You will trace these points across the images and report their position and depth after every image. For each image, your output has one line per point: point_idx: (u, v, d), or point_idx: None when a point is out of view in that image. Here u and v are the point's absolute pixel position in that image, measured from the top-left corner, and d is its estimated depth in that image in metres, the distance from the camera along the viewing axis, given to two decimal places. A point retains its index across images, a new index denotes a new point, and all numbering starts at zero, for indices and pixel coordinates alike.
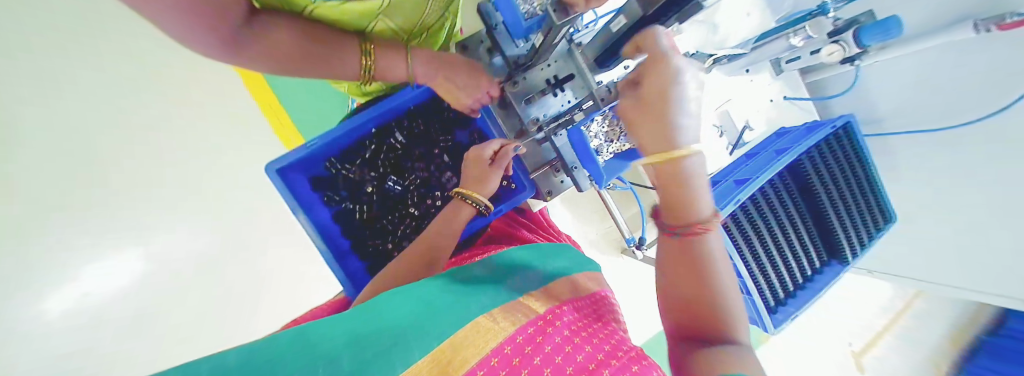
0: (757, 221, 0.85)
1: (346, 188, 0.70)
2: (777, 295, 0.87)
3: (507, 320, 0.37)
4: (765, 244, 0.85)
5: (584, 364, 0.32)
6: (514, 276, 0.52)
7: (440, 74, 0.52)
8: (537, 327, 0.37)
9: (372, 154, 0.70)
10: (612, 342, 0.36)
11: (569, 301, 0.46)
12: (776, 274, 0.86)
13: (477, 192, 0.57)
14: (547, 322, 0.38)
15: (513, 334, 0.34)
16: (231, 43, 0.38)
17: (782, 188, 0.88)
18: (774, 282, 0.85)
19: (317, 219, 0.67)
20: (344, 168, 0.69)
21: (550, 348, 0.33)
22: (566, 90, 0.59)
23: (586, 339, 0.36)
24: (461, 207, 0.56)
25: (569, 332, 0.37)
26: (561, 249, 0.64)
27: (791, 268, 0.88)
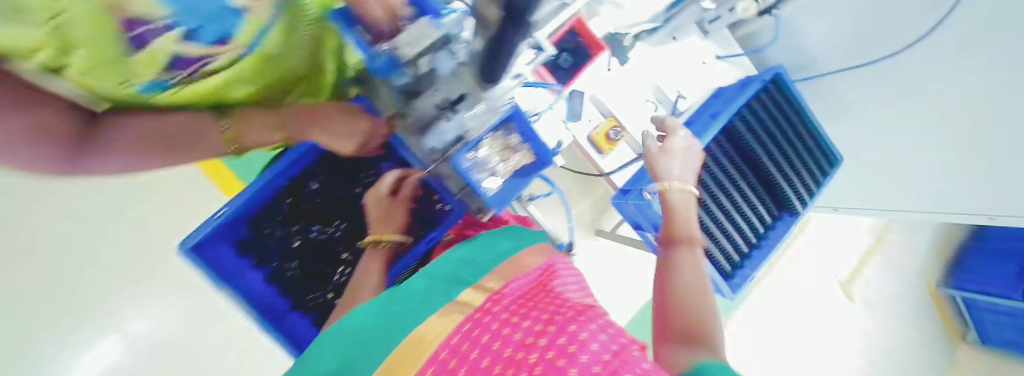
0: (700, 191, 0.84)
1: (274, 246, 0.71)
2: (732, 259, 0.87)
3: (441, 322, 0.36)
4: (712, 212, 0.85)
5: (522, 340, 0.31)
6: (455, 272, 0.51)
7: (313, 128, 0.50)
8: (475, 319, 0.35)
9: (291, 209, 0.70)
10: (550, 315, 0.35)
11: (505, 284, 0.46)
12: (727, 239, 0.87)
13: (387, 233, 0.56)
14: (481, 313, 0.37)
15: (450, 333, 0.33)
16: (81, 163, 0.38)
17: (720, 154, 0.86)
18: (726, 248, 0.86)
19: (249, 285, 0.68)
20: (266, 227, 0.70)
21: (486, 336, 0.32)
22: (460, 111, 0.55)
23: (518, 321, 0.34)
24: (371, 258, 0.54)
25: (507, 314, 0.36)
26: (500, 234, 0.64)
27: (742, 229, 0.88)
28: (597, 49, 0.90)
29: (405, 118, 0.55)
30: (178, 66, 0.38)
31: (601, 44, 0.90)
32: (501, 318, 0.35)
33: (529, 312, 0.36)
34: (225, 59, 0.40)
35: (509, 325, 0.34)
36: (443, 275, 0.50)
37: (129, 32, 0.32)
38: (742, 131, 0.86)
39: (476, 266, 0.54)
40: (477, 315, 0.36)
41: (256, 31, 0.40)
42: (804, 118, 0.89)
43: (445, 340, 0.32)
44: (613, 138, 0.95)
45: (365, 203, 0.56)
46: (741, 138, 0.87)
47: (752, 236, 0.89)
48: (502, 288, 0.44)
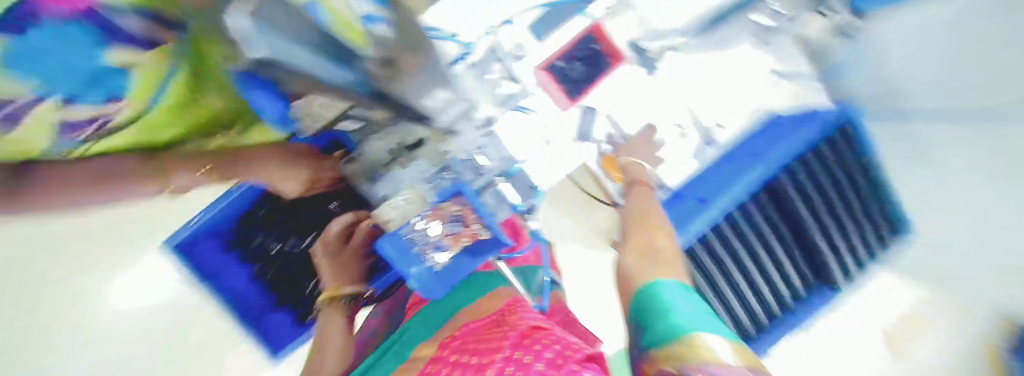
0: (713, 249, 0.80)
1: (253, 250, 0.71)
2: (747, 329, 0.79)
3: None
4: (725, 272, 0.80)
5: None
6: (421, 319, 0.52)
7: (258, 171, 0.48)
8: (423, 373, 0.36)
9: (269, 214, 0.69)
10: (493, 346, 0.36)
11: (468, 321, 0.45)
12: (741, 304, 0.80)
13: (343, 286, 0.52)
14: (432, 363, 0.38)
15: None
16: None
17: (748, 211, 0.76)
18: (737, 313, 0.80)
19: (229, 284, 0.70)
20: (247, 230, 0.69)
21: None
22: (416, 159, 0.49)
23: (464, 362, 0.35)
24: (331, 322, 0.50)
25: (455, 356, 0.37)
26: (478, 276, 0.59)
27: (761, 295, 0.79)
28: (618, 59, 0.74)
29: (355, 164, 0.50)
30: (69, 131, 0.35)
31: (623, 54, 0.73)
32: (449, 364, 0.36)
33: (476, 347, 0.37)
34: (126, 119, 0.37)
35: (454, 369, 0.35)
36: (412, 329, 0.50)
37: None
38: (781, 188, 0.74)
39: (435, 314, 0.51)
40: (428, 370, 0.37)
41: (150, 91, 0.35)
42: None
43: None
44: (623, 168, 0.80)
45: (318, 257, 0.53)
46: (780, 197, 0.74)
47: (778, 308, 0.77)
48: (457, 332, 0.43)
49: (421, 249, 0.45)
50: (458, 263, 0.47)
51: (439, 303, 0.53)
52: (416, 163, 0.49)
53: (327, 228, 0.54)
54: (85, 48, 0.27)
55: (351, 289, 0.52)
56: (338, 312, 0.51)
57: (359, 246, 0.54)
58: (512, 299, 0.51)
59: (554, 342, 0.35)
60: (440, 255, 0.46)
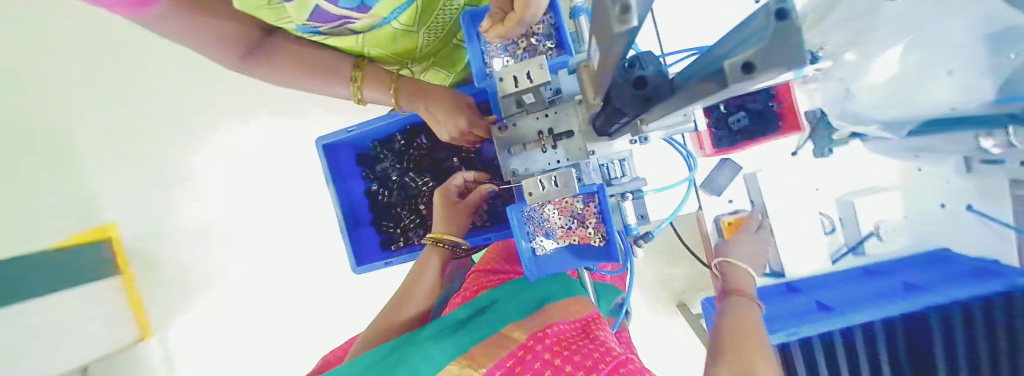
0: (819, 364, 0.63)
1: (378, 171, 0.81)
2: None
3: (483, 356, 0.39)
4: None
5: None
6: (502, 299, 0.53)
7: (423, 106, 0.52)
8: (517, 358, 0.39)
9: (403, 147, 0.78)
10: (590, 364, 0.38)
11: (555, 320, 0.46)
12: None
13: (448, 233, 0.56)
14: (524, 350, 0.40)
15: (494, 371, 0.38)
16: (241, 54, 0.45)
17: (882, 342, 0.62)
18: None
19: (350, 190, 0.81)
20: (382, 153, 0.80)
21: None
22: (559, 147, 0.50)
23: (561, 368, 0.37)
24: (430, 256, 0.55)
25: (550, 353, 0.39)
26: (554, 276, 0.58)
27: None
28: (792, 127, 0.68)
29: (504, 132, 0.52)
30: (314, 18, 0.40)
31: (801, 125, 0.67)
32: (543, 362, 0.38)
33: (571, 355, 0.38)
34: (366, 24, 0.42)
35: (550, 372, 0.37)
36: (499, 306, 0.51)
37: None
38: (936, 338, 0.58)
39: (522, 300, 0.52)
40: (520, 354, 0.39)
41: (400, 4, 0.40)
42: None
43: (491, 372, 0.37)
44: None
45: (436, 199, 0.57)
46: (927, 347, 0.60)
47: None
48: (548, 326, 0.44)
49: (530, 228, 0.46)
50: (559, 257, 0.46)
51: (526, 290, 0.54)
52: (557, 150, 0.50)
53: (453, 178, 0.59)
54: None
55: (453, 237, 0.55)
56: (436, 253, 0.55)
57: (469, 205, 0.57)
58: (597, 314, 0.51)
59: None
60: (546, 240, 0.46)
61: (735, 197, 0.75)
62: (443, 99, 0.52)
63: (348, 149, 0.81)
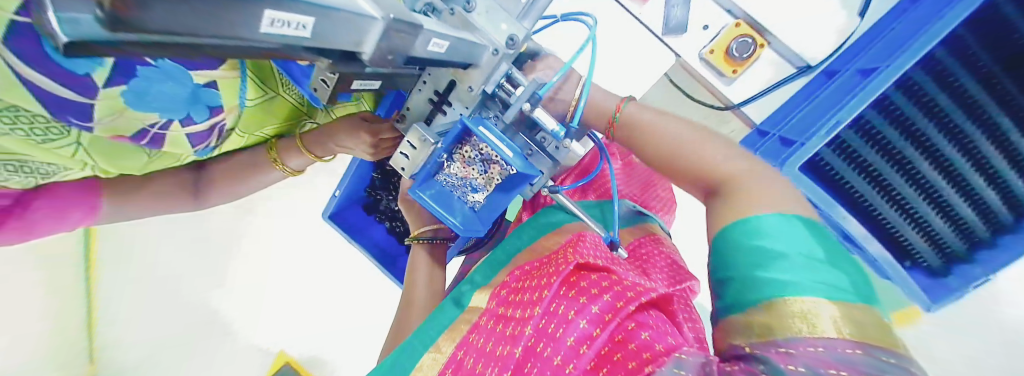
0: (897, 147, 0.60)
1: (382, 209, 0.89)
2: (946, 244, 0.64)
3: (450, 341, 0.39)
4: (920, 178, 0.60)
5: (506, 333, 0.35)
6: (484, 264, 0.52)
7: (333, 145, 0.55)
8: (477, 325, 0.39)
9: (386, 181, 0.85)
10: (537, 294, 0.37)
11: (520, 266, 0.46)
12: (943, 215, 0.62)
13: (423, 228, 0.57)
14: (484, 313, 0.40)
15: (453, 350, 0.37)
16: (171, 195, 0.53)
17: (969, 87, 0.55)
18: (934, 227, 0.63)
19: (370, 239, 0.90)
20: (376, 193, 0.88)
21: (482, 337, 0.37)
22: (452, 103, 0.48)
23: (509, 315, 0.37)
24: (416, 255, 0.55)
25: (502, 306, 0.40)
26: (527, 225, 0.56)
27: (980, 205, 0.60)
28: None
29: (403, 120, 0.52)
30: (199, 144, 0.48)
31: None
32: (496, 318, 0.38)
33: (521, 297, 0.39)
34: (234, 118, 0.48)
35: (501, 324, 0.37)
36: (472, 273, 0.50)
37: (138, 143, 0.42)
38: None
39: (496, 260, 0.52)
40: (478, 322, 0.39)
41: (236, 89, 0.44)
42: None
43: (454, 354, 0.37)
44: (738, 56, 0.61)
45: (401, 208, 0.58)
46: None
47: (1007, 218, 0.59)
48: (509, 276, 0.45)
49: (453, 187, 0.44)
50: (493, 202, 0.45)
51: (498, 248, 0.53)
52: (452, 107, 0.48)
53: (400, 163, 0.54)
54: (176, 77, 0.38)
55: (430, 228, 0.57)
56: (421, 247, 0.56)
57: None
58: (576, 235, 0.48)
59: (602, 292, 0.36)
60: (477, 194, 0.45)
61: (710, 21, 0.63)
62: (341, 128, 0.54)
63: (352, 207, 0.91)
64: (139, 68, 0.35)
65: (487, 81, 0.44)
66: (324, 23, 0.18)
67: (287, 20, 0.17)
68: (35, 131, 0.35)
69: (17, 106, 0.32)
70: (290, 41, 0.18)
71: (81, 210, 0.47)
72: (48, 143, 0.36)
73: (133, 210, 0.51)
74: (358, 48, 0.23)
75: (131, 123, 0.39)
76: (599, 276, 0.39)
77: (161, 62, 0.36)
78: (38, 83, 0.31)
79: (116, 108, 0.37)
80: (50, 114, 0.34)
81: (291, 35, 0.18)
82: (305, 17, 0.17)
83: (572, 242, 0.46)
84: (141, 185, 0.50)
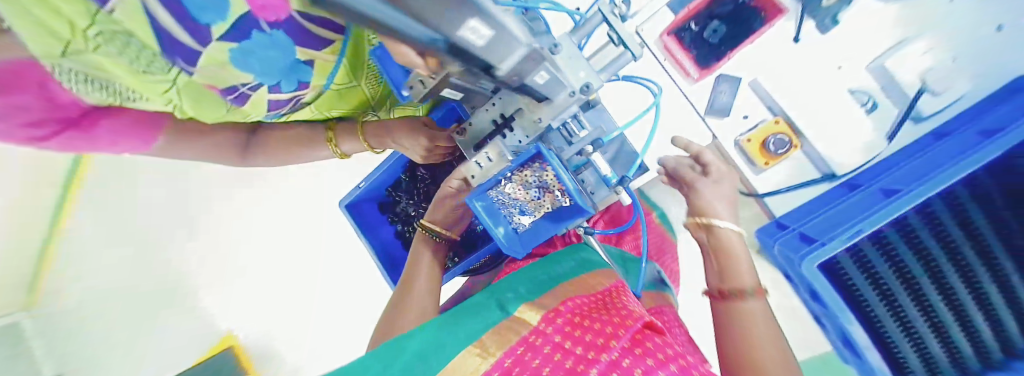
0: (905, 265, 0.55)
1: (399, 212, 0.90)
2: (938, 368, 0.57)
3: (495, 344, 0.41)
4: (920, 296, 0.56)
5: (572, 368, 0.38)
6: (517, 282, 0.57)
7: (390, 140, 0.58)
8: (528, 344, 0.41)
9: (410, 183, 0.87)
10: (603, 342, 0.41)
11: (570, 298, 0.50)
12: (941, 339, 0.56)
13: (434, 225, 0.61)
14: (537, 334, 0.43)
15: (502, 358, 0.39)
16: (227, 149, 0.55)
17: (977, 214, 0.52)
18: (931, 347, 0.57)
19: (378, 237, 0.90)
20: (396, 195, 0.89)
21: (540, 360, 0.39)
22: (514, 129, 0.51)
23: (570, 349, 0.41)
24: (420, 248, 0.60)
25: (560, 337, 0.42)
26: (557, 257, 0.62)
27: (982, 334, 0.53)
28: (775, 13, 0.61)
29: (465, 134, 0.55)
30: (274, 109, 0.50)
31: (784, 7, 0.61)
32: (554, 345, 0.41)
33: (582, 337, 0.42)
34: (314, 95, 0.51)
35: (560, 353, 0.40)
36: (512, 284, 0.56)
37: (225, 97, 0.44)
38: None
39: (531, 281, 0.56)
40: (531, 340, 0.42)
41: (328, 71, 0.49)
42: None
43: (501, 360, 0.39)
44: (773, 150, 0.65)
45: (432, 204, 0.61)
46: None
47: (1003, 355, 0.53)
48: (562, 306, 0.48)
49: (503, 205, 0.46)
50: (537, 228, 0.47)
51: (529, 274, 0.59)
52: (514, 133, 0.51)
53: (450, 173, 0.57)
54: (280, 46, 0.42)
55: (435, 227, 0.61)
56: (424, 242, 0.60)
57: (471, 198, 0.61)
58: (614, 285, 0.56)
59: (667, 361, 0.39)
60: (523, 217, 0.47)
61: (750, 112, 0.68)
62: (403, 127, 0.56)
63: (368, 202, 0.91)
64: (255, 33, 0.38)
65: (557, 118, 0.48)
66: (492, 39, 0.21)
67: (474, 27, 0.19)
68: (139, 59, 0.35)
69: (134, 37, 0.33)
70: (461, 45, 0.21)
71: (138, 140, 0.46)
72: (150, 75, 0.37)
73: (186, 153, 0.53)
74: (498, 65, 0.25)
75: (227, 78, 0.41)
76: (659, 343, 0.42)
77: (273, 31, 0.40)
78: (164, 24, 0.33)
79: (220, 62, 0.39)
80: (162, 52, 0.35)
81: (467, 42, 0.20)
82: (486, 32, 0.20)
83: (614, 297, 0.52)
84: (201, 135, 0.51)
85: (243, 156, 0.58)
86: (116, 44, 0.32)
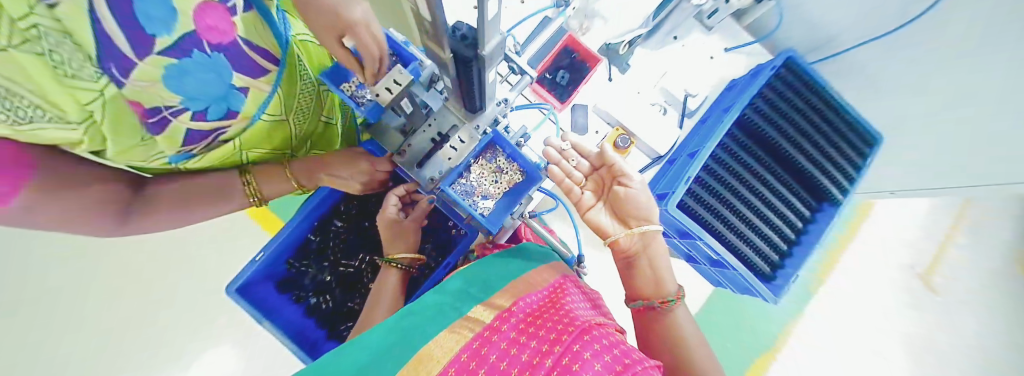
0: (721, 193, 0.81)
1: (312, 283, 0.77)
2: (768, 256, 0.81)
3: (452, 341, 0.50)
4: (737, 210, 0.81)
5: (528, 361, 0.45)
6: (472, 286, 0.64)
7: (324, 174, 0.58)
8: (484, 337, 0.49)
9: (322, 245, 0.76)
10: (555, 336, 0.48)
11: (521, 297, 0.59)
12: (758, 235, 0.82)
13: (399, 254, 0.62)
14: (492, 330, 0.51)
15: (460, 354, 0.47)
16: (111, 212, 0.46)
17: (740, 151, 0.83)
18: (758, 245, 0.81)
19: (287, 321, 0.72)
20: (303, 264, 0.76)
21: (494, 356, 0.46)
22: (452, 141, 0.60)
23: (523, 343, 0.48)
24: (388, 275, 0.62)
25: (513, 333, 0.50)
26: (503, 259, 0.72)
27: (775, 224, 0.82)
28: (595, 61, 0.92)
29: (404, 155, 0.61)
30: (190, 144, 0.46)
31: (596, 55, 0.91)
32: (509, 340, 0.49)
33: (534, 333, 0.50)
34: (237, 129, 0.49)
35: (515, 347, 0.48)
36: (469, 286, 0.64)
37: (145, 119, 0.40)
38: (764, 127, 0.82)
39: (482, 283, 0.64)
40: (485, 334, 0.50)
41: (259, 101, 0.49)
42: (834, 108, 0.83)
43: (459, 355, 0.47)
44: (622, 146, 0.89)
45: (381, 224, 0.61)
46: (767, 136, 0.83)
47: (790, 231, 0.82)
48: (514, 304, 0.56)
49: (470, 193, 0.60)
50: (501, 204, 0.60)
51: (478, 278, 0.66)
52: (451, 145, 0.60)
53: (387, 199, 0.61)
54: (219, 70, 0.41)
55: (408, 256, 0.61)
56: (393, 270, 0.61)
57: (415, 218, 0.64)
58: (558, 279, 0.67)
59: (607, 348, 0.46)
60: (486, 201, 0.61)
61: (598, 128, 0.95)
62: (343, 161, 0.58)
63: (264, 283, 0.73)
64: (194, 53, 0.38)
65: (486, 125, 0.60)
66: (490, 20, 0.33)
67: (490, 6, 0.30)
68: (69, 61, 0.31)
69: (71, 36, 0.30)
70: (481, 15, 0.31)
71: (9, 182, 0.34)
72: (72, 80, 0.32)
73: (55, 225, 0.42)
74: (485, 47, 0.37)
75: (151, 98, 0.38)
76: (603, 333, 0.50)
77: (215, 54, 0.40)
78: (107, 25, 0.31)
79: (154, 78, 0.37)
80: (97, 57, 0.33)
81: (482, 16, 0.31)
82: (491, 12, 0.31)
83: (557, 291, 0.62)
84: (92, 181, 0.43)
85: (125, 220, 0.48)
86: (49, 44, 0.29)
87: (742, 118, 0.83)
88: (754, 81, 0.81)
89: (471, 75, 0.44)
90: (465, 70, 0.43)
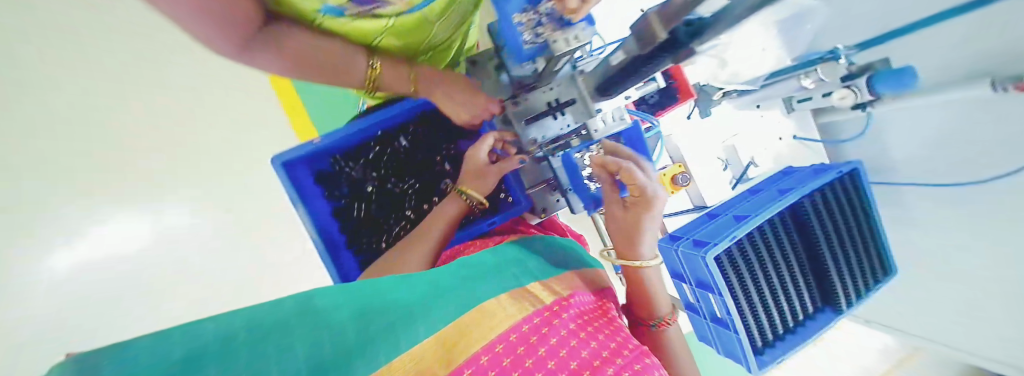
0: (752, 263, 0.85)
1: (348, 186, 0.74)
2: (767, 335, 0.87)
3: (510, 311, 0.49)
4: (760, 284, 0.85)
5: (590, 360, 0.43)
6: (523, 262, 0.63)
7: (441, 92, 0.61)
8: (543, 318, 0.48)
9: (376, 155, 0.75)
10: (614, 346, 0.47)
11: (576, 291, 0.58)
12: (766, 313, 0.87)
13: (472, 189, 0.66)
14: (550, 314, 0.50)
15: (519, 326, 0.46)
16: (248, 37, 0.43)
17: (781, 233, 0.88)
18: (764, 322, 0.86)
19: (316, 212, 0.71)
20: (348, 165, 0.74)
21: (554, 341, 0.45)
22: (566, 114, 0.60)
23: (583, 340, 0.47)
24: (450, 205, 0.67)
25: (572, 326, 0.49)
26: (550, 247, 0.71)
27: (783, 310, 0.87)
28: (687, 95, 0.92)
29: (519, 105, 0.61)
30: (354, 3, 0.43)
31: (691, 91, 0.92)
32: (568, 332, 0.47)
33: (591, 334, 0.49)
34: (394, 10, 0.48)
35: (573, 340, 0.46)
36: (523, 261, 0.63)
37: None
38: (813, 221, 0.87)
39: (533, 263, 0.64)
40: (546, 319, 0.48)
41: None
42: (874, 228, 0.88)
43: (518, 326, 0.46)
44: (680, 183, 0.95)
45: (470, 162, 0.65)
46: (810, 228, 0.88)
47: (791, 320, 0.88)
48: (571, 297, 0.55)
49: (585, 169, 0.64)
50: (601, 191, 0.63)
51: (528, 257, 0.65)
52: (565, 116, 0.60)
53: (483, 140, 0.63)
54: None
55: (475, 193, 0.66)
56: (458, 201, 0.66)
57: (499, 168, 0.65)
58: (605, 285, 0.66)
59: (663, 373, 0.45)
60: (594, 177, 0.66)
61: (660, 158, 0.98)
62: (461, 84, 0.61)
63: (304, 167, 0.72)
64: None
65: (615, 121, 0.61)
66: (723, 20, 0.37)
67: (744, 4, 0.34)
68: None
69: None
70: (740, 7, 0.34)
71: None
72: None
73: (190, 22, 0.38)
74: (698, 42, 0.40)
75: None
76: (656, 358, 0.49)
77: None
78: None
79: None
80: None
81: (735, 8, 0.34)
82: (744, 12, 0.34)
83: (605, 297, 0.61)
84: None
85: (247, 48, 0.45)
86: None
87: (796, 204, 0.88)
88: (818, 178, 0.86)
89: (650, 63, 0.45)
90: (650, 57, 0.43)
